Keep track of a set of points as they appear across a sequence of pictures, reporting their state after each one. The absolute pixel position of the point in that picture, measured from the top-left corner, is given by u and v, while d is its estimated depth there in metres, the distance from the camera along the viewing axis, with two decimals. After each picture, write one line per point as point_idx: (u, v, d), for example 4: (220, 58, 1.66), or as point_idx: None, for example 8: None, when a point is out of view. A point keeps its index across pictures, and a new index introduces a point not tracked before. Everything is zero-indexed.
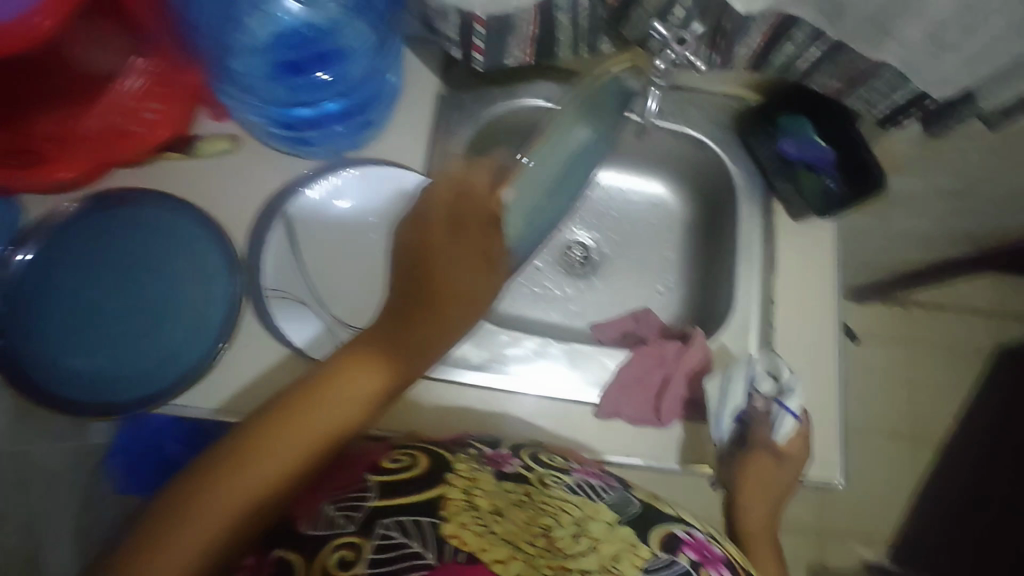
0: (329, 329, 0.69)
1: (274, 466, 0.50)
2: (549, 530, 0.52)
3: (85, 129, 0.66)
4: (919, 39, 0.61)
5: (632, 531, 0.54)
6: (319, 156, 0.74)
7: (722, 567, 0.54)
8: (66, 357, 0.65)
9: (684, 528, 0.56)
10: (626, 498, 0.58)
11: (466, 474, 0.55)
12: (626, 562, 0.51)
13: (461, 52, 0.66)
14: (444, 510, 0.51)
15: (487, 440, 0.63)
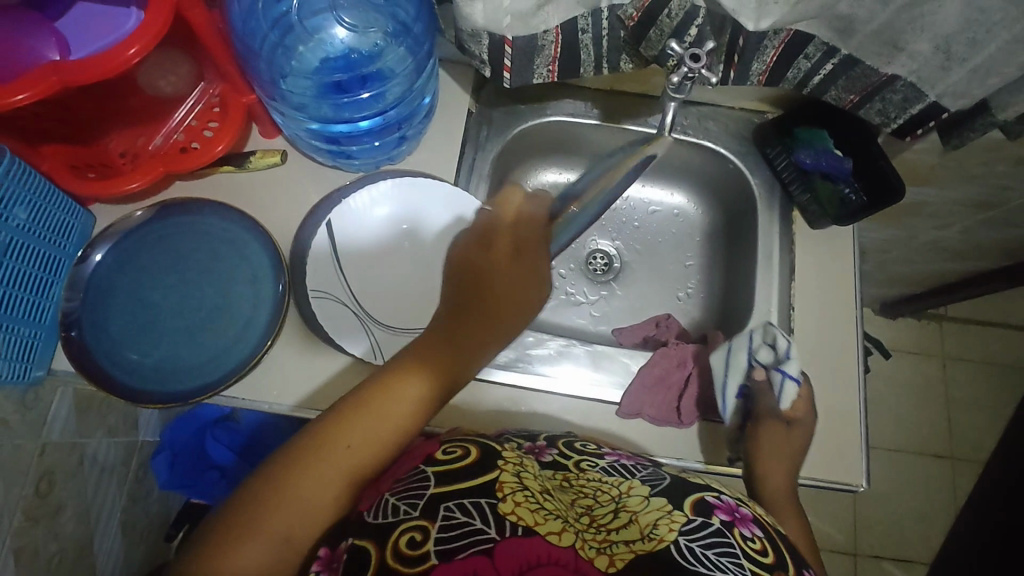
0: (365, 327, 0.75)
1: (342, 458, 0.54)
2: (590, 508, 0.57)
3: (152, 146, 0.75)
4: (928, 52, 0.64)
5: (666, 501, 0.57)
6: (359, 168, 0.81)
7: (753, 527, 0.56)
8: (130, 350, 0.71)
9: (715, 494, 0.58)
10: (657, 474, 0.62)
11: (512, 460, 0.59)
12: (665, 526, 0.54)
13: (491, 71, 0.70)
14: (500, 491, 0.54)
15: (521, 437, 0.67)
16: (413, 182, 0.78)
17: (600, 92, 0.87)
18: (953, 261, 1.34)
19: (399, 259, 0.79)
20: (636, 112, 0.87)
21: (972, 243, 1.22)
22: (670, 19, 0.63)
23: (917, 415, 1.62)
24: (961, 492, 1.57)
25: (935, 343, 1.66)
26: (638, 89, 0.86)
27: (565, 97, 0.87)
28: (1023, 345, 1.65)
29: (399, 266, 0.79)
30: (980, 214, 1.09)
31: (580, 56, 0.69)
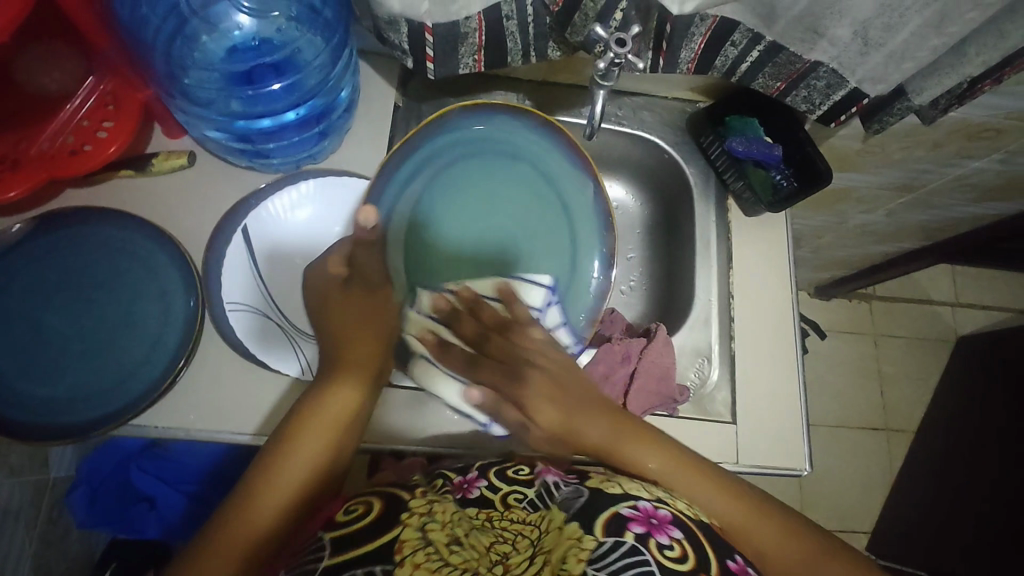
0: (291, 339, 0.70)
1: (252, 527, 0.54)
2: (506, 556, 0.54)
3: (36, 150, 0.66)
4: (848, 38, 0.65)
5: (578, 527, 0.55)
6: (278, 168, 0.75)
7: (670, 530, 0.54)
8: (18, 383, 0.63)
9: (631, 504, 0.56)
10: (577, 489, 0.60)
11: (419, 509, 0.56)
12: (573, 558, 0.52)
13: (413, 62, 0.66)
14: (399, 552, 0.51)
15: (454, 468, 0.65)
16: (335, 182, 0.74)
17: (532, 83, 0.85)
18: (879, 242, 1.40)
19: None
20: (569, 103, 0.85)
21: (895, 225, 1.28)
22: (592, 3, 0.59)
23: (854, 392, 1.69)
24: (897, 463, 1.65)
25: (866, 322, 1.74)
26: (570, 80, 0.84)
27: (495, 90, 0.84)
28: (944, 320, 1.75)
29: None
30: (900, 197, 1.14)
31: (506, 43, 0.66)
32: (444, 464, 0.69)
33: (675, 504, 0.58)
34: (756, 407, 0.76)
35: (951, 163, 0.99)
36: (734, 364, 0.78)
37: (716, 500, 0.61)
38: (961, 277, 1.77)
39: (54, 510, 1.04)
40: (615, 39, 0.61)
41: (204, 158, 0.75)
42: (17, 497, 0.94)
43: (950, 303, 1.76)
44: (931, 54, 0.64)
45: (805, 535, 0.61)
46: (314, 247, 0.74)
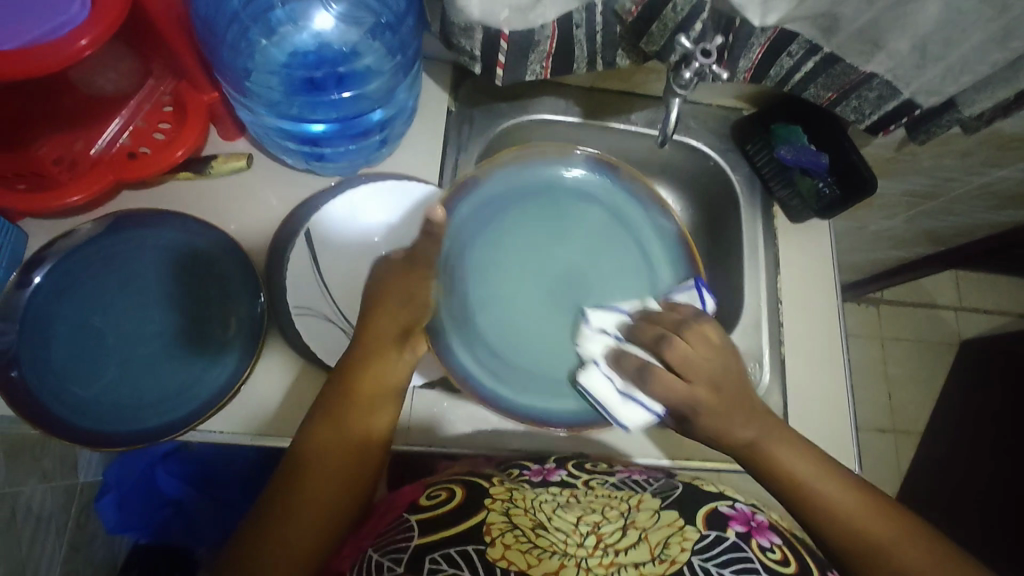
0: None
1: (294, 535, 0.54)
2: (597, 526, 0.55)
3: (93, 152, 0.67)
4: (905, 51, 0.66)
5: (678, 515, 0.56)
6: (333, 172, 0.74)
7: (771, 535, 0.55)
8: (81, 387, 0.62)
9: (729, 504, 0.58)
10: (669, 485, 0.62)
11: (501, 496, 0.57)
12: (675, 546, 0.53)
13: (481, 67, 0.67)
14: (489, 535, 0.52)
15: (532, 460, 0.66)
16: (396, 186, 0.73)
17: (581, 89, 0.85)
18: (894, 247, 1.43)
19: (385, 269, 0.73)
20: (619, 108, 0.86)
21: (911, 230, 1.32)
22: (674, 13, 0.60)
23: (864, 394, 1.73)
24: (905, 463, 1.69)
25: (875, 325, 1.77)
26: (620, 87, 0.85)
27: (543, 95, 0.85)
28: (949, 324, 1.80)
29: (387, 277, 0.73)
30: (921, 205, 1.17)
31: (574, 50, 0.66)
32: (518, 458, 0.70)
33: (768, 513, 0.60)
34: (806, 410, 0.77)
35: (976, 172, 1.02)
36: (784, 367, 0.79)
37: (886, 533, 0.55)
38: (964, 281, 1.82)
39: (84, 515, 1.02)
40: (700, 50, 0.62)
41: (260, 160, 0.74)
42: (51, 502, 0.92)
43: (954, 307, 1.81)
44: (990, 68, 0.66)
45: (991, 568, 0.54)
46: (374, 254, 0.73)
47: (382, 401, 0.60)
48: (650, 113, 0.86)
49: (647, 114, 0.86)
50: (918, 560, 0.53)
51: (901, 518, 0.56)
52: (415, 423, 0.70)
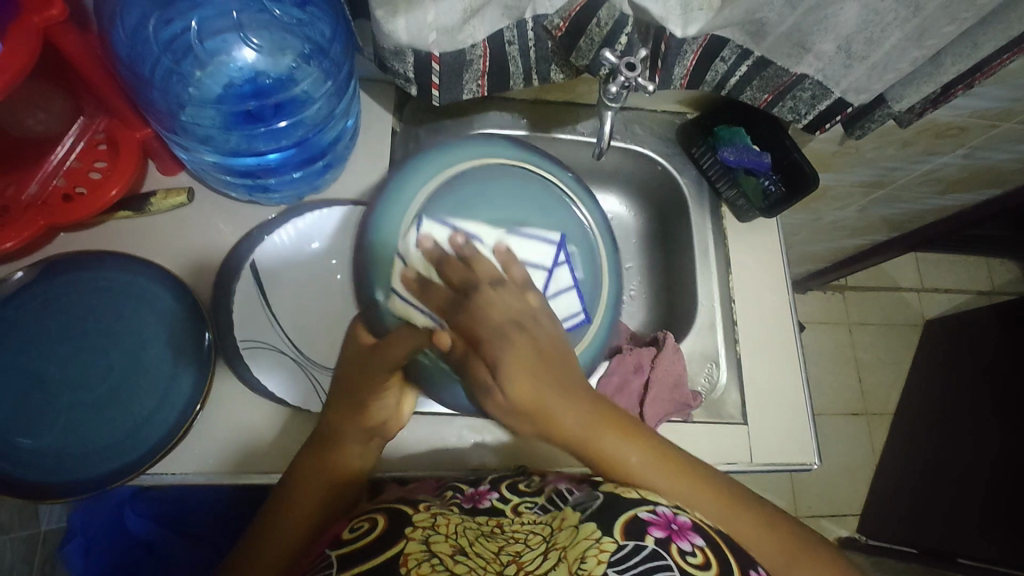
0: (310, 376, 0.68)
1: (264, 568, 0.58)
2: (518, 554, 0.56)
3: (26, 196, 0.66)
4: (831, 52, 0.68)
5: (595, 528, 0.55)
6: (280, 200, 0.75)
7: (691, 537, 0.56)
8: (19, 438, 0.60)
9: (650, 509, 0.58)
10: (591, 495, 0.61)
11: (423, 523, 0.57)
12: (593, 558, 0.52)
13: (417, 89, 0.67)
14: (406, 566, 0.52)
15: (466, 482, 0.69)
16: (342, 216, 0.73)
17: (525, 102, 0.86)
18: (851, 236, 1.46)
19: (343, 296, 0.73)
20: (564, 119, 0.87)
21: (865, 219, 1.35)
22: (599, 28, 0.61)
23: (835, 380, 1.76)
24: (879, 445, 1.73)
25: (841, 312, 1.81)
26: (563, 97, 0.86)
27: (488, 110, 0.85)
28: (912, 306, 1.84)
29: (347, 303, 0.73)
30: (871, 195, 1.20)
31: (508, 67, 0.67)
32: (454, 479, 0.70)
33: (691, 512, 0.60)
34: (763, 407, 0.78)
35: (917, 160, 1.05)
36: (741, 366, 0.80)
37: (718, 508, 0.61)
38: (924, 263, 1.86)
39: (48, 564, 0.99)
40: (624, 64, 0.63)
41: (203, 193, 0.73)
42: (10, 555, 0.90)
43: (915, 289, 1.85)
44: (910, 65, 0.68)
45: (804, 550, 0.62)
46: (333, 280, 0.73)
47: (358, 441, 0.62)
48: (596, 122, 0.88)
49: (593, 124, 0.87)
50: (752, 534, 0.61)
51: (722, 490, 0.63)
52: None
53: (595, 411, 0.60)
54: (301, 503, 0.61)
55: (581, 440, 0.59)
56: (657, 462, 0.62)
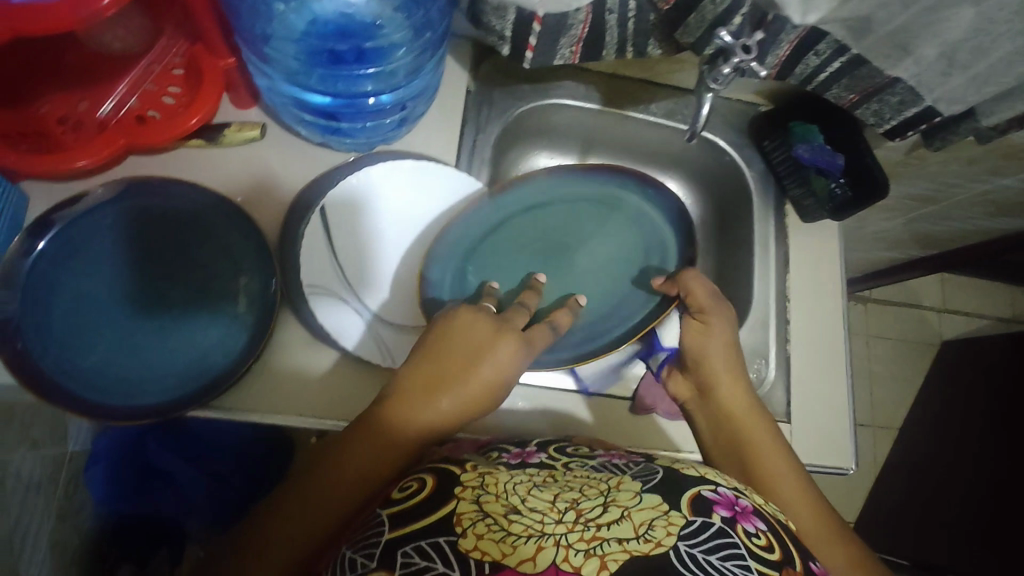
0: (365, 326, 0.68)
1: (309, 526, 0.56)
2: (575, 502, 0.54)
3: (99, 114, 0.65)
4: (932, 57, 0.66)
5: (660, 499, 0.55)
6: (352, 147, 0.72)
7: (755, 520, 0.55)
8: (83, 357, 0.60)
9: (712, 488, 0.57)
10: (648, 469, 0.61)
11: (472, 483, 0.56)
12: (661, 528, 0.52)
13: (509, 49, 0.65)
14: (459, 525, 0.51)
15: (512, 442, 0.66)
16: (409, 167, 0.71)
17: (601, 75, 0.85)
18: (887, 247, 1.45)
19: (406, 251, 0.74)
20: (638, 97, 0.86)
21: (906, 232, 1.34)
22: (713, 6, 0.58)
23: None
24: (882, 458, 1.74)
25: (861, 323, 1.81)
26: (640, 74, 0.85)
27: (563, 80, 0.84)
28: (931, 325, 1.84)
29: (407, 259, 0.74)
30: (921, 208, 1.18)
31: (604, 36, 0.65)
32: (497, 441, 0.68)
33: (753, 496, 0.59)
34: (805, 407, 0.79)
35: (978, 179, 1.03)
36: (789, 365, 0.80)
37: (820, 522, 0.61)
38: (949, 284, 1.85)
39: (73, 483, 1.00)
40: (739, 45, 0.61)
41: (275, 131, 0.72)
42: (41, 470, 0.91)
43: (937, 308, 1.84)
44: (1012, 81, 0.66)
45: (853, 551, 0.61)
46: (398, 234, 0.73)
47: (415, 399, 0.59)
48: (670, 104, 0.86)
49: (666, 105, 0.86)
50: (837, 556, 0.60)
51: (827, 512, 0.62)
52: None
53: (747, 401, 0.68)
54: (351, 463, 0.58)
55: (705, 380, 0.69)
56: (784, 461, 0.64)
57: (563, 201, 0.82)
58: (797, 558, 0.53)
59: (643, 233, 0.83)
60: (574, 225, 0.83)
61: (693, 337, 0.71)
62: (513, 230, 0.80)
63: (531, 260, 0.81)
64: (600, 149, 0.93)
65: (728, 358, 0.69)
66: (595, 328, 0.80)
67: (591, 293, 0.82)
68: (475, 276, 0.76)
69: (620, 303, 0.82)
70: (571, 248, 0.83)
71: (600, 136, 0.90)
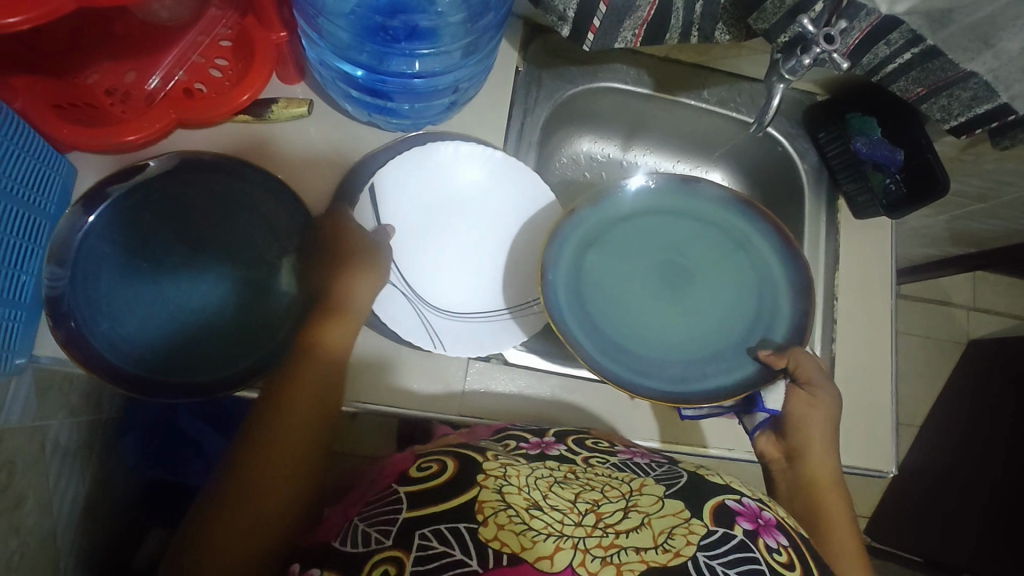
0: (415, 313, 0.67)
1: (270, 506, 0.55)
2: (596, 503, 0.54)
3: (147, 87, 0.63)
4: (1015, 52, 0.61)
5: (682, 507, 0.55)
6: (398, 126, 0.71)
7: (778, 535, 0.53)
8: (134, 333, 0.60)
9: (736, 499, 0.56)
10: (672, 472, 0.60)
11: (495, 472, 0.56)
12: (681, 538, 0.51)
13: (569, 31, 0.63)
14: (482, 514, 0.51)
15: (530, 430, 0.64)
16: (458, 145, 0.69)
17: (653, 59, 0.82)
18: (924, 243, 1.42)
19: (450, 233, 0.72)
20: (690, 83, 0.83)
21: (947, 229, 1.29)
22: None
23: None
24: None
25: None
26: (694, 58, 0.82)
27: (614, 62, 0.81)
28: None
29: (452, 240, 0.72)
30: (967, 207, 1.14)
31: (669, 19, 0.62)
32: (511, 425, 0.66)
33: (776, 509, 0.57)
34: (848, 409, 0.77)
35: None
36: (832, 364, 0.78)
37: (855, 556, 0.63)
38: None
39: None
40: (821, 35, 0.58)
41: (321, 108, 0.70)
42: None
43: None
44: None
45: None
46: (440, 215, 0.71)
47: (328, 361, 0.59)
48: (723, 91, 0.84)
49: (719, 92, 0.83)
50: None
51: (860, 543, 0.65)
52: (462, 395, 0.67)
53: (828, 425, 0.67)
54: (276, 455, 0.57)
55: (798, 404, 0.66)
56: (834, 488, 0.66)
57: (666, 216, 0.71)
58: (817, 574, 0.52)
59: (752, 271, 0.70)
60: (691, 244, 0.71)
61: (798, 406, 0.66)
62: (621, 243, 0.70)
63: (648, 283, 0.70)
64: (645, 136, 0.90)
65: (825, 421, 0.67)
66: (679, 373, 0.66)
67: (697, 334, 0.68)
68: (570, 300, 0.66)
69: (728, 352, 0.67)
70: (682, 275, 0.71)
71: (647, 120, 0.87)
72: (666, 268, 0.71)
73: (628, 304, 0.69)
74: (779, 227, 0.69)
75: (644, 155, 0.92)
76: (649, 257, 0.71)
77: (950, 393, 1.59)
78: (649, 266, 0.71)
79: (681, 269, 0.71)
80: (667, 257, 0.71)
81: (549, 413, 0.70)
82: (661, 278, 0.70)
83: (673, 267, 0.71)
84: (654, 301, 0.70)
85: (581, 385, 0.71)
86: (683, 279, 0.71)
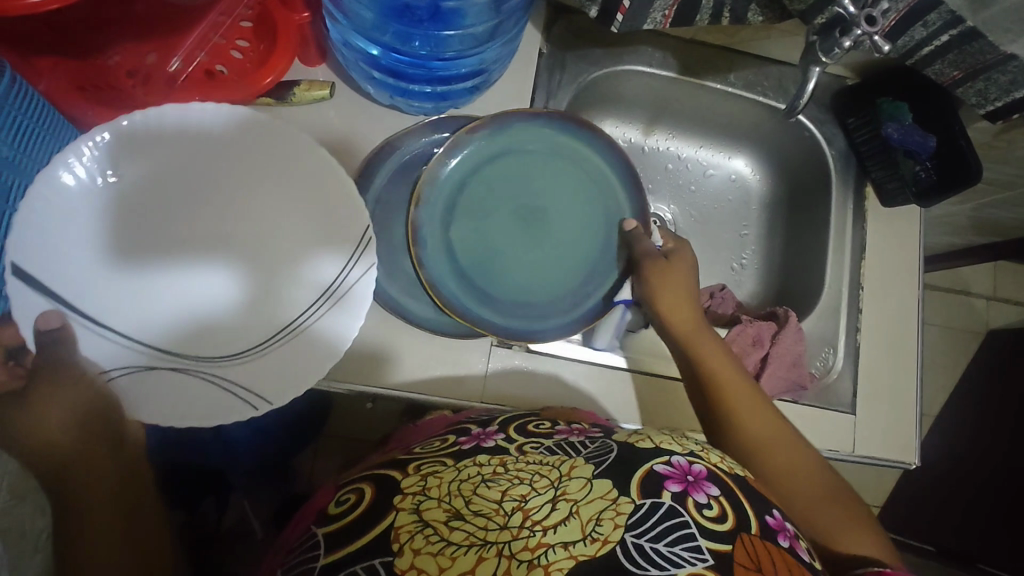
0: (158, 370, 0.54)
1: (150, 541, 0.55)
2: (523, 500, 0.49)
3: (169, 69, 0.63)
4: None
5: (610, 485, 0.50)
6: (419, 110, 0.69)
7: (707, 487, 0.50)
8: None
9: (664, 460, 0.52)
10: (604, 447, 0.55)
11: (412, 489, 0.52)
12: (608, 522, 0.47)
13: (598, 12, 0.63)
14: (397, 542, 0.46)
15: (476, 423, 0.61)
16: (158, 133, 0.58)
17: (680, 41, 0.80)
18: (945, 233, 1.40)
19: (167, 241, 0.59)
20: (718, 65, 0.81)
21: (970, 218, 1.27)
22: None
23: None
24: None
25: None
26: (724, 41, 0.80)
27: (640, 44, 0.79)
28: None
29: (224, 241, 0.61)
30: (993, 196, 1.11)
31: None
32: (468, 416, 0.64)
33: (708, 457, 0.55)
34: (870, 399, 0.76)
35: None
36: (854, 354, 0.78)
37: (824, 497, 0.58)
38: None
39: None
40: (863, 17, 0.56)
41: (344, 91, 0.69)
42: None
43: None
44: None
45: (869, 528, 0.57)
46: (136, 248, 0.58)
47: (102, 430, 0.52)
48: (750, 74, 0.81)
49: (746, 75, 0.81)
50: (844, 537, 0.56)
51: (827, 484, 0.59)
52: (481, 381, 0.67)
53: (720, 352, 0.65)
54: (99, 498, 0.53)
55: (684, 334, 0.67)
56: (771, 427, 0.61)
57: (507, 158, 0.72)
58: (754, 518, 0.49)
59: (594, 181, 0.74)
60: (538, 183, 0.73)
61: (666, 302, 0.68)
62: (479, 194, 0.72)
63: (512, 233, 0.73)
64: (665, 120, 0.89)
65: (706, 332, 0.67)
66: (559, 304, 0.71)
67: (569, 270, 0.73)
68: (458, 249, 0.70)
69: (596, 265, 0.73)
70: (539, 215, 0.73)
71: (670, 104, 0.86)
72: (526, 209, 0.73)
73: (494, 257, 0.71)
74: (603, 137, 0.73)
75: (666, 140, 0.91)
76: (510, 202, 0.73)
77: (966, 384, 1.56)
78: (511, 206, 0.73)
79: (536, 212, 0.73)
80: (523, 199, 0.73)
81: (570, 401, 0.69)
82: (524, 217, 0.73)
83: (531, 206, 0.73)
84: (525, 247, 0.73)
85: (603, 373, 0.70)
86: (542, 217, 0.73)
